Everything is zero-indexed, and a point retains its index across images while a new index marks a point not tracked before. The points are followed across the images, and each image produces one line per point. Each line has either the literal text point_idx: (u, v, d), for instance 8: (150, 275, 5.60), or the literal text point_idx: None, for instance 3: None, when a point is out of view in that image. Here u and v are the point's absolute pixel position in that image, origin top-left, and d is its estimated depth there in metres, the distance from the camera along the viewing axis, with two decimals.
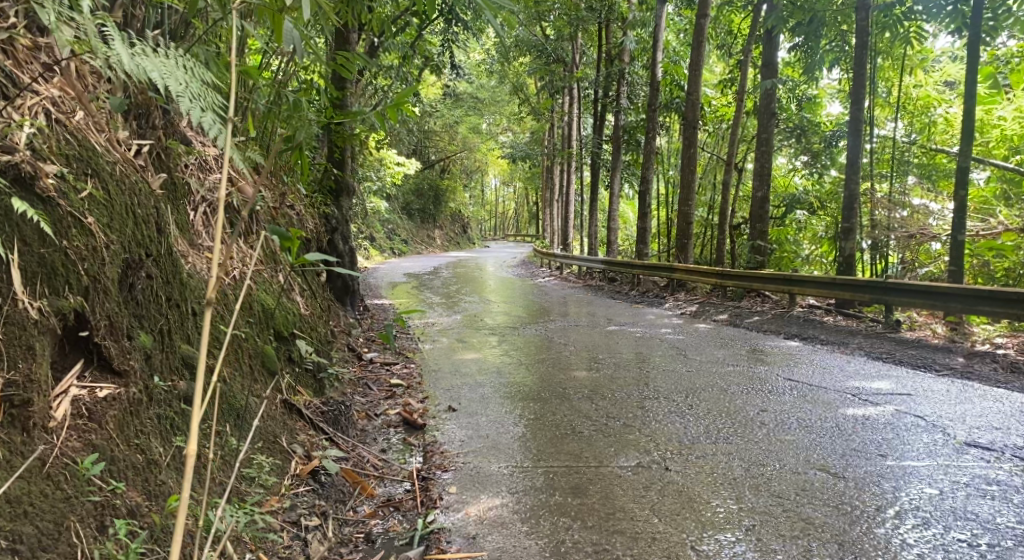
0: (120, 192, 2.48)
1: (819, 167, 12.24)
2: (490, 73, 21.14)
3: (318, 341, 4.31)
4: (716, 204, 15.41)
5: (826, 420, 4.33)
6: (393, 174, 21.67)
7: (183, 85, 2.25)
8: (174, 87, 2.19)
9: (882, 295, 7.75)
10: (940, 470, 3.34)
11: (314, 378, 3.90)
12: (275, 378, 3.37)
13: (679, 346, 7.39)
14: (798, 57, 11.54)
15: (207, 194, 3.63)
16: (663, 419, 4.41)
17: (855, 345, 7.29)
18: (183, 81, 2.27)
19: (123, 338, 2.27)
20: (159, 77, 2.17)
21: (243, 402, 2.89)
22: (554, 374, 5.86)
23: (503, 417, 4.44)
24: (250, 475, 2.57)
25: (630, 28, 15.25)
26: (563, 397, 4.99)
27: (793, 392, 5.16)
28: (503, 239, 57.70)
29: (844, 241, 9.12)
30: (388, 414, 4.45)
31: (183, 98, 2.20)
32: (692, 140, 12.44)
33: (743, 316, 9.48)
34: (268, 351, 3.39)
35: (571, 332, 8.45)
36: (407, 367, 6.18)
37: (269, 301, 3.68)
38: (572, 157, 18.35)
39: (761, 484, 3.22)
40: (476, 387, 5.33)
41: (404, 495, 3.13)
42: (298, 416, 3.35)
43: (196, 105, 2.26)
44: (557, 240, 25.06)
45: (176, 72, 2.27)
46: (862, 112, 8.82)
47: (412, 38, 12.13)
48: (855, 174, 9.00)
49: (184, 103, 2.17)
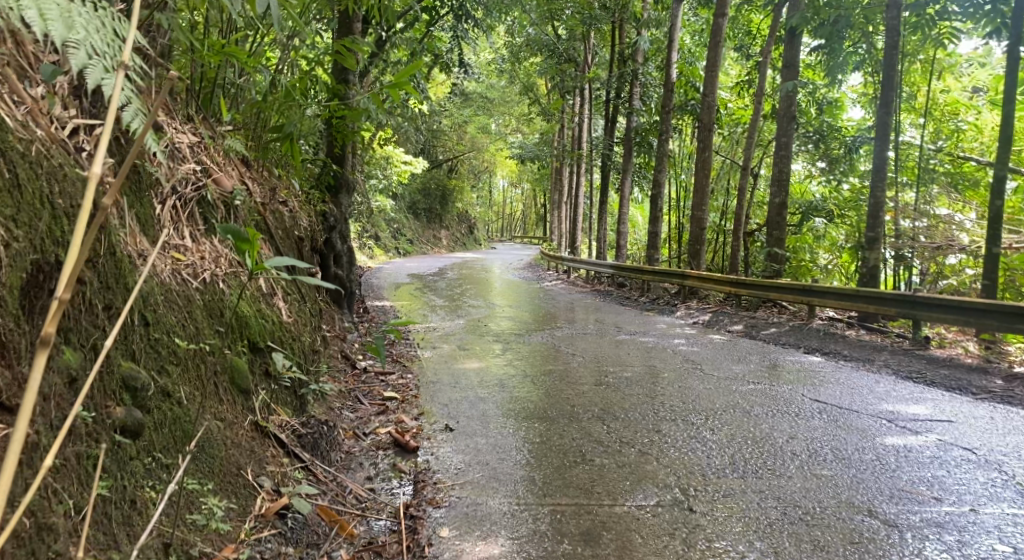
0: (34, 176, 2.10)
1: (838, 174, 11.77)
2: (499, 72, 20.76)
3: (302, 353, 3.89)
4: (729, 210, 14.97)
5: (864, 451, 3.90)
6: (400, 173, 21.28)
7: (77, 31, 1.68)
8: (64, 32, 1.64)
9: (909, 310, 7.27)
10: (1009, 521, 2.92)
11: (295, 395, 3.49)
12: (246, 397, 2.97)
13: (693, 359, 6.96)
14: (820, 59, 11.09)
15: (177, 184, 3.24)
16: (682, 446, 3.98)
17: (882, 362, 6.83)
18: (84, 27, 1.73)
19: (20, 361, 1.88)
20: (41, 15, 1.61)
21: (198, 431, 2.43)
22: (561, 390, 5.42)
23: (505, 440, 4.03)
24: (198, 523, 2.16)
25: (644, 27, 14.82)
26: (571, 417, 4.57)
27: (822, 416, 4.72)
28: (511, 241, 57.39)
29: (868, 251, 8.66)
30: (378, 433, 4.05)
31: (76, 49, 1.65)
32: (708, 143, 12.00)
33: (759, 328, 9.03)
34: (239, 364, 2.99)
35: (579, 341, 8.02)
36: (403, 378, 5.75)
37: (244, 308, 3.28)
38: (581, 159, 17.93)
39: (802, 533, 2.83)
40: (476, 403, 4.90)
41: (388, 537, 2.72)
42: (271, 442, 2.94)
43: (95, 60, 1.70)
44: (564, 243, 24.64)
45: (71, 14, 1.71)
46: (890, 117, 8.38)
47: (421, 33, 11.73)
48: (881, 180, 8.54)
49: (75, 53, 1.61)
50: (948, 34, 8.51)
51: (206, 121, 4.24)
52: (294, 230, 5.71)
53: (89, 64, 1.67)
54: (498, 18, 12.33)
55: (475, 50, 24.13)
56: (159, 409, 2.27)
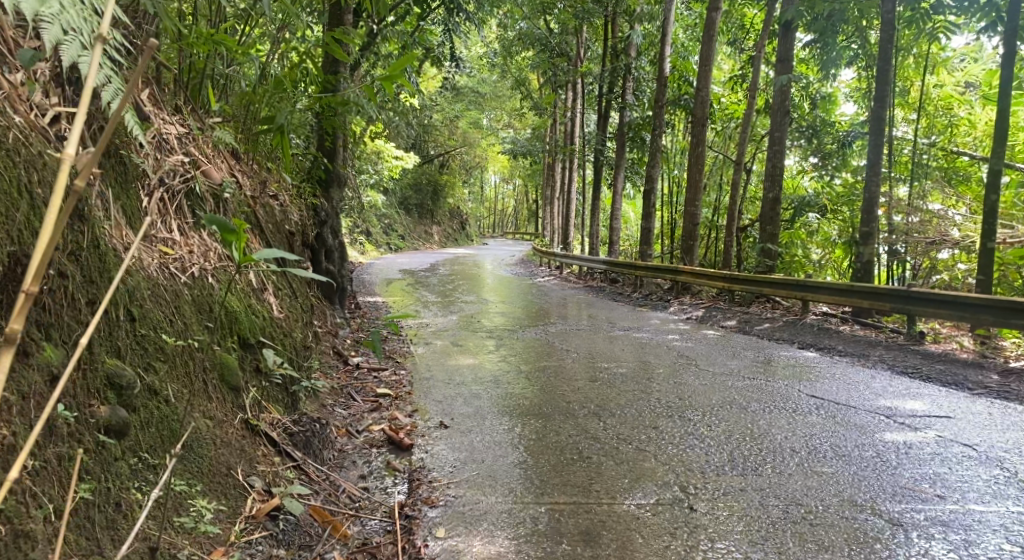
0: (11, 164, 2.01)
1: (831, 169, 11.81)
2: (491, 67, 20.64)
3: (294, 349, 3.80)
4: (722, 205, 14.94)
5: (864, 447, 3.87)
6: (391, 168, 21.11)
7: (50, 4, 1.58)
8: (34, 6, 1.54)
9: (904, 305, 7.24)
10: (1014, 520, 2.94)
11: (286, 392, 3.41)
12: (236, 394, 2.89)
13: (687, 355, 6.91)
14: (814, 54, 11.04)
15: (164, 176, 3.15)
16: (680, 443, 3.93)
17: (877, 358, 6.81)
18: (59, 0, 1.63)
19: None
20: None
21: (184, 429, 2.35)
22: (556, 386, 5.35)
23: (500, 437, 3.97)
24: (186, 525, 2.09)
25: (637, 22, 14.75)
26: (567, 414, 4.51)
27: (820, 412, 4.67)
28: (502, 237, 57.29)
29: (862, 246, 8.63)
30: (371, 430, 3.98)
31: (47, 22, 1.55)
32: (701, 138, 11.94)
33: (753, 323, 9.00)
34: (228, 361, 2.91)
35: (573, 336, 7.96)
36: (396, 374, 5.67)
37: (234, 303, 3.19)
38: (574, 154, 17.84)
39: (806, 532, 2.83)
40: (470, 400, 4.82)
41: (383, 538, 2.66)
42: (261, 441, 2.85)
43: (69, 35, 1.60)
44: (557, 238, 24.59)
45: None
46: (885, 111, 8.35)
47: (413, 26, 11.62)
48: (876, 174, 8.51)
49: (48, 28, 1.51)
50: (942, 28, 8.48)
51: (195, 113, 4.15)
52: (285, 224, 5.62)
53: (62, 39, 1.57)
54: (491, 11, 12.23)
55: (467, 45, 23.99)
56: (146, 407, 2.19)
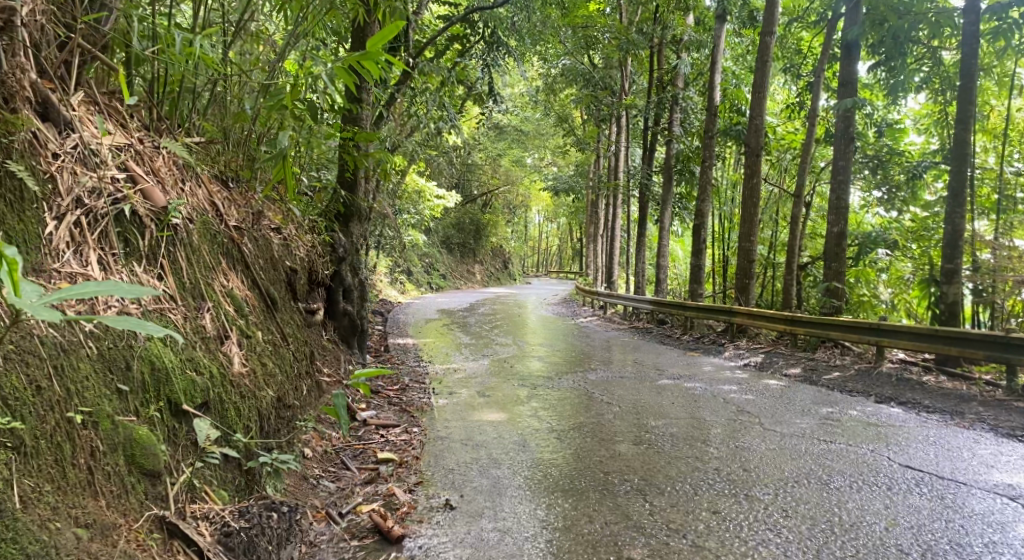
0: None
1: (899, 202, 10.59)
2: (534, 104, 20.09)
3: (263, 414, 3.06)
4: (778, 241, 13.83)
5: (996, 552, 2.97)
6: (432, 207, 20.61)
7: None
8: None
9: (1003, 353, 6.12)
10: None
11: (239, 470, 2.68)
12: (152, 481, 2.23)
13: (748, 411, 5.93)
14: (880, 79, 10.03)
15: (81, 195, 2.58)
16: (751, 539, 3.08)
17: (975, 416, 5.72)
18: None
19: None
20: None
21: (21, 556, 1.74)
22: (591, 450, 4.48)
23: (513, 526, 3.18)
24: None
25: (686, 51, 13.94)
26: (604, 489, 3.68)
27: (923, 489, 3.71)
28: (547, 274, 56.35)
29: (945, 285, 7.51)
30: (358, 514, 3.23)
31: None
32: (755, 169, 10.99)
33: (820, 371, 7.94)
34: (145, 435, 2.26)
35: (615, 386, 7.02)
36: (407, 434, 4.88)
37: (165, 353, 2.52)
38: (618, 190, 16.99)
39: None
40: (488, 468, 4.02)
41: None
42: (182, 547, 2.18)
43: None
44: (601, 277, 23.54)
45: None
46: (970, 136, 7.23)
47: (451, 61, 11.10)
48: (958, 207, 7.39)
49: None
50: None
51: (168, 132, 3.53)
52: (284, 261, 4.98)
53: None
54: (528, 45, 11.60)
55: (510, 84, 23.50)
56: None
